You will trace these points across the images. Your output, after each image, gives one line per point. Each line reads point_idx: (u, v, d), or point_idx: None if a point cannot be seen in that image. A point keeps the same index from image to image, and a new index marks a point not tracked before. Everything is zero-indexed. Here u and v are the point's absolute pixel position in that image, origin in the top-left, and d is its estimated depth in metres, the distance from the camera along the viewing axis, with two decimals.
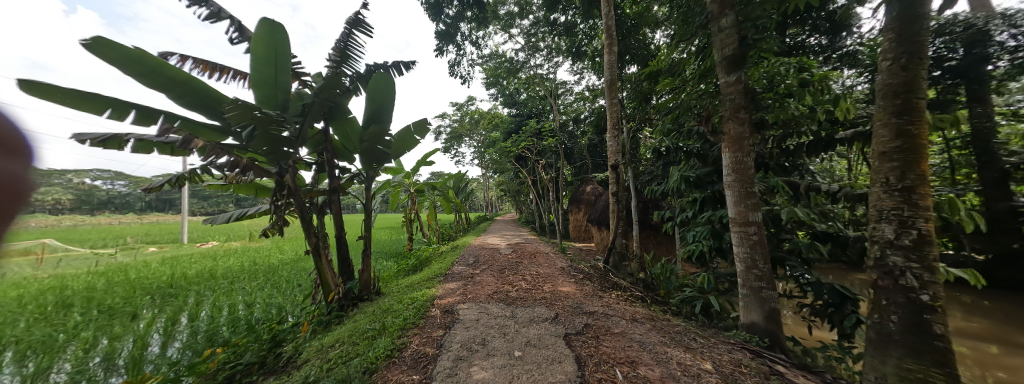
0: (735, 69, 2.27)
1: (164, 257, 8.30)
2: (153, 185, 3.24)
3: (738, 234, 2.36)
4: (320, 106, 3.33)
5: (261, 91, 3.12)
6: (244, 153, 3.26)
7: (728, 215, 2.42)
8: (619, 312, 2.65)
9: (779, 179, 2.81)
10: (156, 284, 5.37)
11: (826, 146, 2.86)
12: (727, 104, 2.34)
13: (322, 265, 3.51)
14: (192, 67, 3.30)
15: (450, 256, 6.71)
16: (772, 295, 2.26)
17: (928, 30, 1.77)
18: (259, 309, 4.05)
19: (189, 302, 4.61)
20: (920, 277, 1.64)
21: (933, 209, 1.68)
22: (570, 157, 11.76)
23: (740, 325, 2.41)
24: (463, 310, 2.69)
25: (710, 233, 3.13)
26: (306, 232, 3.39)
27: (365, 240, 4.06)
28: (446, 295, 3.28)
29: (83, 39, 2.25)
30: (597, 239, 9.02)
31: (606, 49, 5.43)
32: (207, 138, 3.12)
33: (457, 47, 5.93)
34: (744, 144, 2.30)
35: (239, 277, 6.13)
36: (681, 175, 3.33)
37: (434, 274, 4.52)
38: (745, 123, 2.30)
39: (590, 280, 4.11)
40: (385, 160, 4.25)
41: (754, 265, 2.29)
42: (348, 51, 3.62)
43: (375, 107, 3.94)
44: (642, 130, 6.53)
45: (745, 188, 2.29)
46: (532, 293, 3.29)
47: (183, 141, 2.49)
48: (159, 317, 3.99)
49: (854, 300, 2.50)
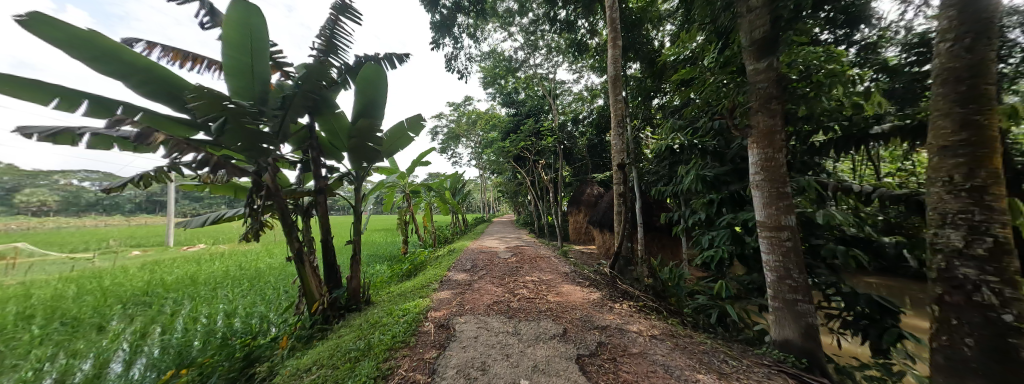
0: (766, 54, 2.03)
1: (146, 262, 7.92)
2: (113, 185, 2.86)
3: (768, 241, 2.12)
4: (304, 98, 3.02)
5: (235, 81, 2.77)
6: (217, 150, 2.92)
7: (757, 219, 2.18)
8: (634, 326, 2.39)
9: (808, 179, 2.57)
10: (130, 292, 4.99)
11: (857, 143, 2.66)
12: (757, 94, 2.09)
13: (306, 273, 3.21)
14: (160, 55, 2.98)
15: (446, 261, 6.44)
16: (810, 309, 2.00)
17: (997, 6, 1.52)
18: (241, 320, 3.75)
19: (164, 312, 4.26)
20: (1000, 292, 1.38)
21: (1012, 214, 1.42)
22: (570, 157, 11.38)
23: (773, 342, 2.15)
24: (461, 326, 2.41)
25: (730, 238, 2.89)
26: (288, 237, 3.09)
27: (354, 244, 3.77)
28: (442, 306, 3.00)
29: (18, 16, 1.92)
30: (597, 241, 8.82)
31: (610, 43, 5.20)
32: (175, 133, 2.79)
33: (454, 40, 5.65)
34: (778, 138, 2.04)
35: (222, 283, 5.79)
36: (697, 174, 3.08)
37: (429, 281, 4.22)
38: (777, 115, 2.04)
39: (597, 286, 3.86)
40: (376, 159, 3.96)
41: (788, 275, 2.04)
42: (334, 39, 3.33)
43: (366, 101, 3.65)
44: (644, 130, 6.33)
45: (777, 189, 2.03)
46: (537, 304, 3.03)
47: (136, 136, 2.12)
48: (132, 328, 3.69)
49: (896, 313, 2.26)
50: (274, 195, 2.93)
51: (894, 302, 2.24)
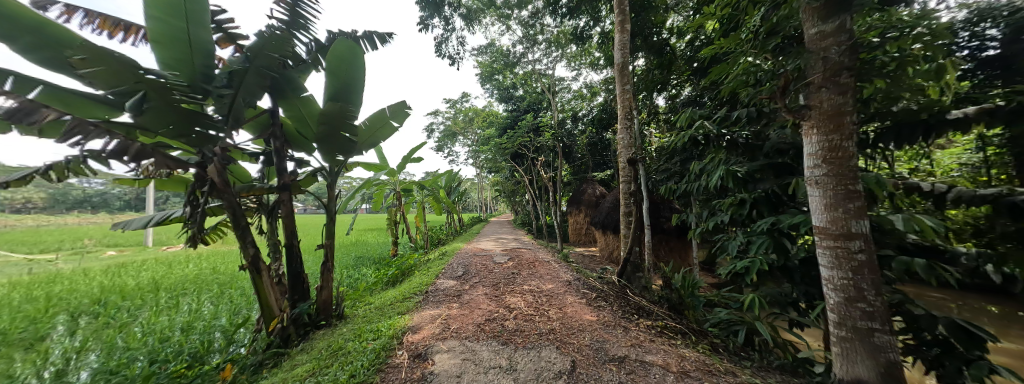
0: (837, 12, 1.55)
1: (112, 263, 7.29)
2: (12, 178, 2.27)
3: (832, 252, 1.67)
4: (256, 75, 2.55)
5: (164, 50, 2.25)
6: (149, 136, 2.41)
7: (814, 225, 1.74)
8: (658, 358, 1.95)
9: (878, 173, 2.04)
10: (79, 300, 4.43)
11: (925, 133, 2.13)
12: (819, 66, 1.62)
13: (263, 284, 2.73)
14: (82, 21, 2.47)
15: (435, 265, 5.95)
16: (890, 343, 1.55)
17: None
18: (194, 338, 3.24)
19: (110, 326, 3.72)
20: None
21: None
22: (570, 156, 10.73)
23: (837, 380, 1.71)
24: (441, 358, 1.93)
25: (773, 246, 2.35)
26: (241, 242, 2.59)
27: (326, 248, 3.28)
28: (422, 325, 2.54)
29: None
30: (598, 243, 8.41)
31: (618, 27, 4.72)
32: (92, 113, 2.28)
33: (445, 21, 5.17)
34: (849, 122, 1.57)
35: (188, 290, 5.23)
36: (726, 169, 2.62)
37: (414, 291, 3.75)
38: (848, 91, 1.57)
39: (604, 299, 3.42)
40: (353, 152, 3.50)
41: (861, 296, 1.58)
42: (299, 7, 2.84)
43: (339, 83, 3.17)
44: (649, 125, 5.92)
45: (847, 186, 1.57)
46: (538, 324, 2.56)
47: (8, 111, 1.63)
48: (63, 345, 3.16)
49: (988, 341, 1.78)
50: (221, 192, 2.43)
51: (985, 329, 1.75)
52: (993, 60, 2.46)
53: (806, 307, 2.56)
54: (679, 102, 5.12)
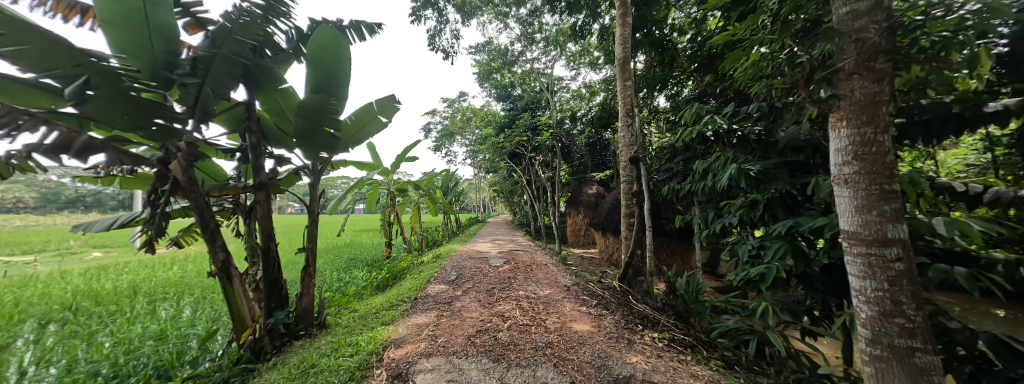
0: None
1: (93, 266, 6.98)
2: None
3: (864, 260, 1.47)
4: (225, 63, 2.33)
5: (117, 33, 2.04)
6: (105, 128, 2.20)
7: (842, 230, 1.54)
8: (667, 377, 1.76)
9: (907, 172, 1.85)
10: (48, 306, 4.17)
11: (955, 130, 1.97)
12: (851, 49, 1.43)
13: (235, 291, 2.51)
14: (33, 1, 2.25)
15: (429, 268, 5.73)
16: (933, 363, 1.36)
17: None
18: (166, 348, 3.01)
19: (76, 334, 3.46)
20: None
21: None
22: (569, 155, 10.51)
23: None
24: (425, 378, 1.73)
25: (791, 252, 2.15)
26: (209, 246, 2.36)
27: (307, 252, 3.06)
28: (406, 338, 2.34)
29: None
30: (598, 246, 8.20)
31: (619, 21, 4.54)
32: (41, 103, 2.08)
33: (438, 12, 4.96)
34: (886, 112, 1.37)
35: (168, 294, 4.98)
36: (738, 168, 2.43)
37: (402, 297, 3.53)
38: (884, 77, 1.37)
39: (604, 306, 3.24)
40: (337, 148, 3.28)
41: (898, 311, 1.39)
42: None
43: (321, 75, 2.95)
44: (651, 123, 5.71)
45: (883, 186, 1.36)
46: (534, 336, 2.35)
47: None
48: (22, 356, 2.92)
49: None
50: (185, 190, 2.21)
51: None
52: (1004, 57, 2.15)
53: (821, 316, 2.38)
54: (681, 99, 4.94)
